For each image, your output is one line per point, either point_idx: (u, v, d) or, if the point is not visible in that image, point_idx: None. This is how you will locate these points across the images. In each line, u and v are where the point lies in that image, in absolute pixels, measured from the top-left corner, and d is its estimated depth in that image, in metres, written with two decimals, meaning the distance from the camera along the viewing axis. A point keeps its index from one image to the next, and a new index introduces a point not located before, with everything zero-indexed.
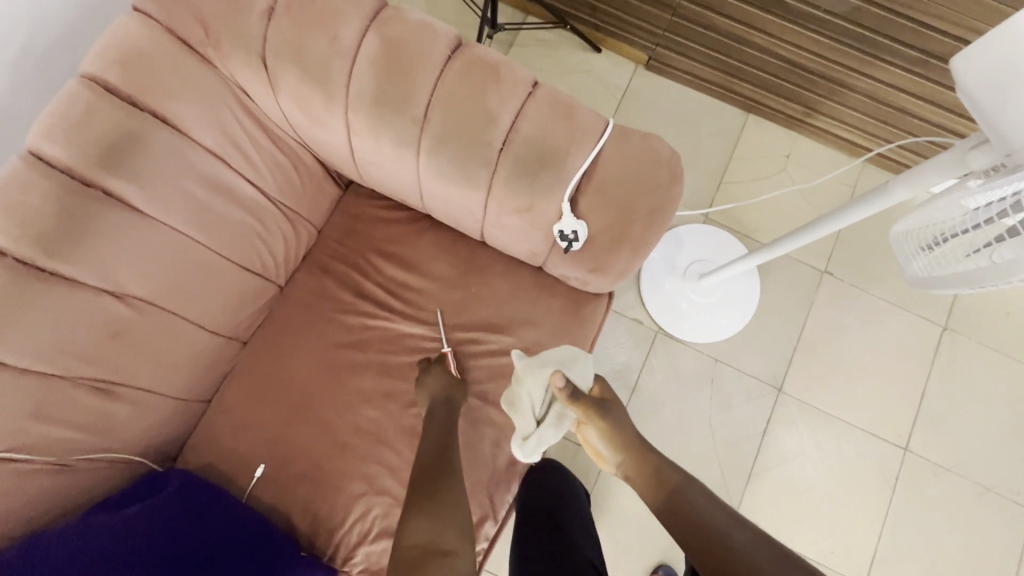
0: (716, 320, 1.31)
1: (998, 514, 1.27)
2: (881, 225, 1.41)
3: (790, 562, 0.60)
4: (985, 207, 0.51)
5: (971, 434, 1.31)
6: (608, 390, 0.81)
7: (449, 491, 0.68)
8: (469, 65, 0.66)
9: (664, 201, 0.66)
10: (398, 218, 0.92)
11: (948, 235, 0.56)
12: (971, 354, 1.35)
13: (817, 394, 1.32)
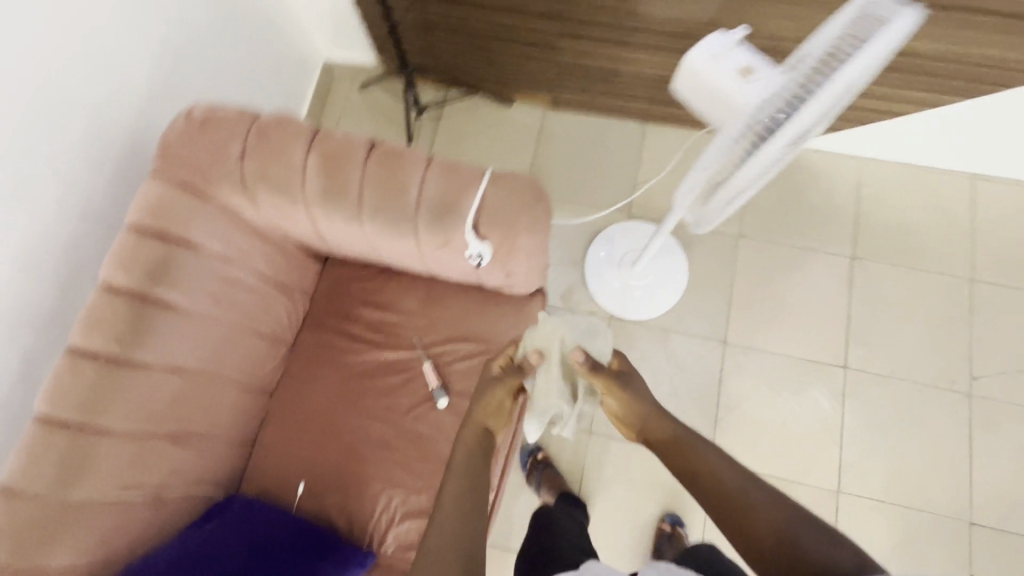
0: (656, 296, 1.54)
1: (936, 403, 1.46)
2: (778, 185, 1.65)
3: (804, 518, 0.68)
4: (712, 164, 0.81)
5: (898, 340, 1.51)
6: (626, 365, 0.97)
7: (470, 502, 0.78)
8: (383, 156, 0.94)
9: (537, 215, 0.92)
10: (368, 273, 1.18)
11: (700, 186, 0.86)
12: (882, 273, 1.57)
13: (759, 338, 1.53)
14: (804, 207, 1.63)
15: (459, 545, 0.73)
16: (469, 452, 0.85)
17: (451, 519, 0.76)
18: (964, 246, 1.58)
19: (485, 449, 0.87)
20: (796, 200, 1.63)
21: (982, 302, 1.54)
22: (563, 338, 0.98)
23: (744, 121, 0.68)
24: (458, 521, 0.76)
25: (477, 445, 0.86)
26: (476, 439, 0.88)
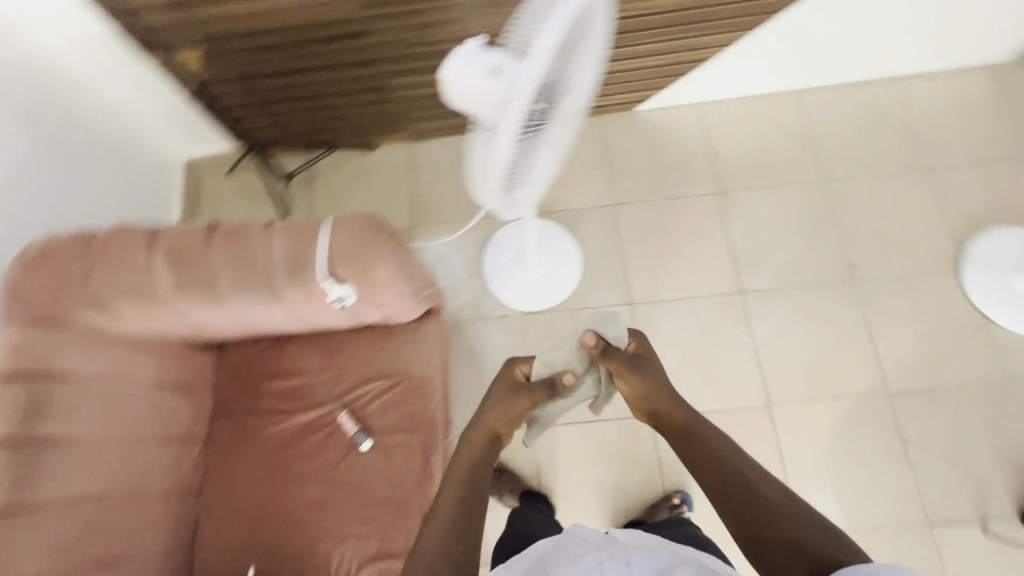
0: (557, 282, 1.62)
1: (828, 298, 1.59)
2: (635, 150, 1.78)
3: (815, 523, 0.68)
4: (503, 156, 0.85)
5: (780, 253, 1.64)
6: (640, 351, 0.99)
7: (474, 494, 0.75)
8: (222, 235, 0.99)
9: (381, 244, 0.99)
10: (263, 346, 1.21)
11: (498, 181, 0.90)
12: (748, 199, 1.71)
13: (661, 290, 1.63)
14: (664, 163, 1.76)
15: (455, 551, 0.68)
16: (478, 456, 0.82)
17: (450, 518, 0.72)
18: (810, 156, 1.74)
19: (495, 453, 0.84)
20: (654, 158, 1.77)
21: (840, 200, 1.68)
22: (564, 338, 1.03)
23: (485, 120, 0.79)
24: (452, 520, 0.71)
25: (486, 448, 0.83)
26: (485, 443, 0.85)
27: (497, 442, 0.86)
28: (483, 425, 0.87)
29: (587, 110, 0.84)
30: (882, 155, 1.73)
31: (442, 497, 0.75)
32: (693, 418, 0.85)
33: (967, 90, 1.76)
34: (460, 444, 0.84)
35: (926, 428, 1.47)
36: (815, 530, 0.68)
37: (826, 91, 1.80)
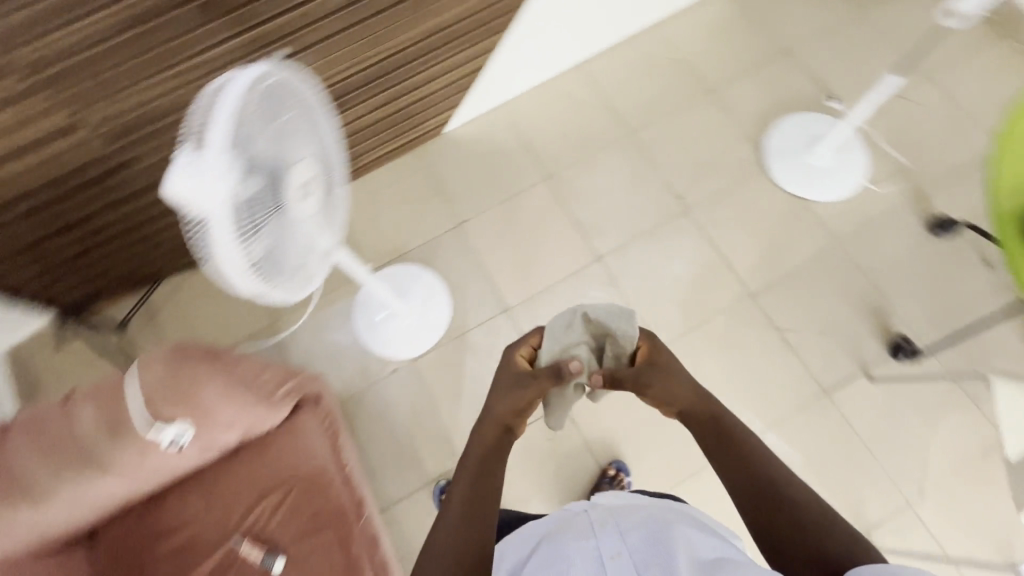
0: (432, 318, 1.63)
1: (669, 236, 1.74)
2: (461, 169, 1.84)
3: (830, 524, 0.70)
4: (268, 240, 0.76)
5: (617, 213, 1.77)
6: (657, 351, 0.98)
7: (479, 493, 0.76)
8: (26, 426, 0.95)
9: (195, 369, 0.98)
10: (134, 515, 1.11)
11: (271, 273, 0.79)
12: (574, 176, 1.82)
13: (530, 286, 1.71)
14: (491, 171, 1.84)
15: (467, 549, 0.71)
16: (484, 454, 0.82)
17: (457, 513, 0.74)
18: (612, 116, 1.88)
19: (503, 452, 0.84)
20: (480, 170, 1.84)
21: (649, 147, 1.84)
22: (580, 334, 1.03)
23: (194, 229, 0.69)
24: (465, 509, 0.74)
25: (495, 443, 0.84)
26: (496, 435, 0.87)
27: (507, 436, 0.87)
28: (494, 418, 0.88)
29: (283, 149, 0.76)
30: (670, 92, 1.90)
31: (456, 489, 0.78)
32: (720, 413, 0.85)
33: (714, 13, 1.97)
34: (473, 435, 0.86)
35: (792, 311, 1.63)
36: (845, 543, 0.68)
37: (603, 55, 1.95)
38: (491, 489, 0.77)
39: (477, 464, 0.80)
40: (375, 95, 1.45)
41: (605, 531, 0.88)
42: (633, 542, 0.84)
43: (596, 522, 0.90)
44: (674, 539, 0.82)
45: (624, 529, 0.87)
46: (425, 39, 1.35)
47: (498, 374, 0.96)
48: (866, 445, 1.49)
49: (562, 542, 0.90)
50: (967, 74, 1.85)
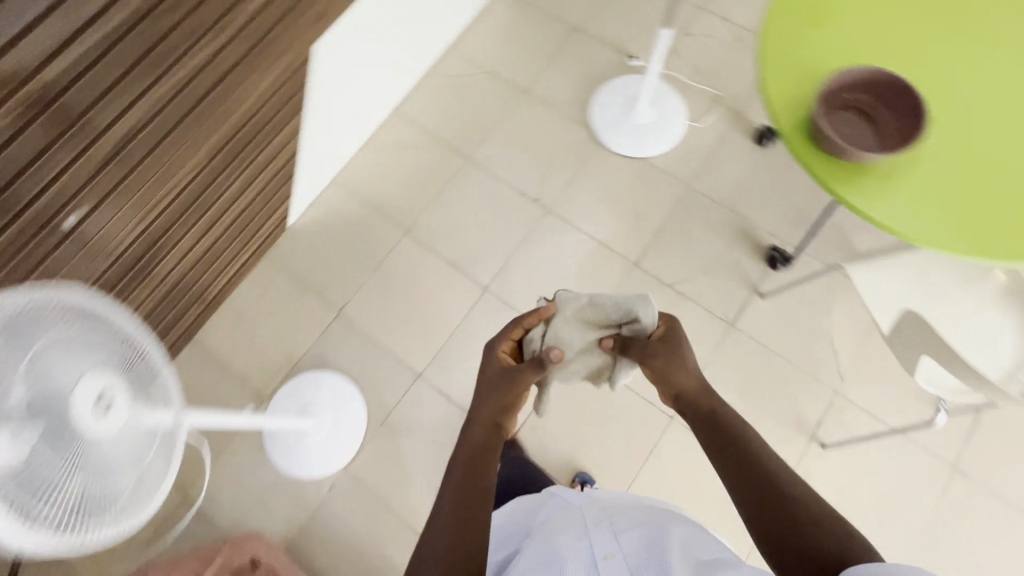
0: (348, 416, 1.56)
1: (541, 240, 1.77)
2: (319, 256, 1.78)
3: (819, 512, 0.76)
4: (48, 485, 0.57)
5: (485, 238, 1.78)
6: (671, 327, 1.05)
7: (473, 491, 0.79)
8: None
9: None
10: None
11: (72, 520, 0.59)
12: (433, 219, 1.80)
13: (432, 342, 1.67)
14: (349, 245, 1.78)
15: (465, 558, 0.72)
16: (473, 455, 0.85)
17: (450, 519, 0.76)
18: (444, 147, 1.88)
19: (494, 447, 0.87)
20: (339, 249, 1.78)
21: (490, 165, 1.86)
22: (588, 320, 1.10)
23: None
24: (455, 515, 0.76)
25: (480, 441, 0.87)
26: (484, 435, 0.89)
27: (496, 434, 0.90)
28: (480, 420, 0.91)
29: (24, 368, 0.56)
30: (488, 106, 1.92)
31: (442, 501, 0.79)
32: (720, 411, 0.92)
33: (499, 18, 2.02)
34: (461, 439, 0.89)
35: (672, 263, 1.70)
36: (836, 538, 0.73)
37: (413, 93, 1.94)
38: (487, 480, 0.81)
39: (464, 470, 0.82)
40: (195, 224, 1.39)
41: (599, 531, 0.87)
42: (624, 546, 0.83)
43: (592, 522, 0.90)
44: (667, 541, 0.82)
45: (617, 531, 0.87)
46: (217, 155, 1.31)
47: (483, 369, 1.00)
48: (780, 355, 1.58)
49: (558, 540, 0.89)
50: None
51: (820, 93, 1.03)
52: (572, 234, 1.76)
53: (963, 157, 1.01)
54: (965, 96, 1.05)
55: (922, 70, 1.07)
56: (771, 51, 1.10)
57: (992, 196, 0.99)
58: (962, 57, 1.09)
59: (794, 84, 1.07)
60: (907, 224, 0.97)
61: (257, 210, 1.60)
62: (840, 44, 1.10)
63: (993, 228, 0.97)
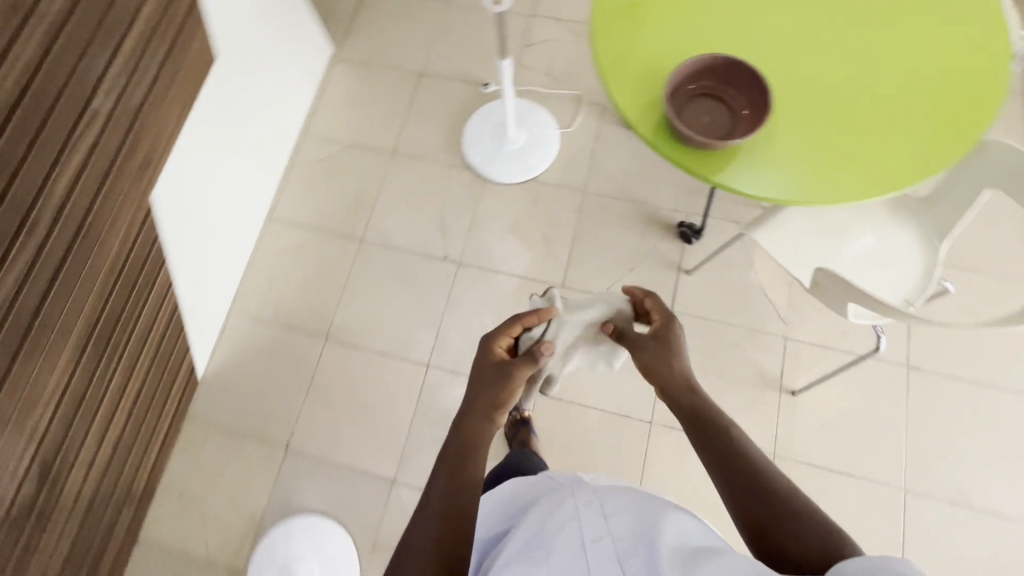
0: (334, 556, 1.46)
1: (464, 295, 1.71)
2: (244, 397, 1.63)
3: (804, 519, 0.77)
4: None
5: (409, 313, 1.69)
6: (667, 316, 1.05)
7: (462, 485, 0.80)
8: None
9: None
10: None
11: None
12: (348, 313, 1.70)
13: (394, 440, 1.58)
14: (272, 374, 1.65)
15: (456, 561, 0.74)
16: (463, 446, 0.86)
17: (441, 518, 0.77)
18: (334, 237, 1.78)
19: (483, 438, 0.88)
20: (263, 382, 1.65)
21: (386, 238, 1.78)
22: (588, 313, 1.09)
23: None
24: (444, 510, 0.78)
25: (468, 430, 0.88)
26: (475, 425, 0.89)
27: (488, 424, 0.90)
28: (471, 409, 0.92)
29: None
30: (363, 179, 1.84)
31: (433, 493, 0.81)
32: (708, 407, 0.92)
33: (341, 89, 1.94)
34: (455, 427, 0.90)
35: (596, 271, 1.69)
36: (818, 537, 0.74)
37: (281, 193, 1.83)
38: (474, 462, 0.83)
39: (454, 463, 0.83)
40: (89, 429, 1.23)
41: (587, 510, 0.77)
42: (613, 528, 0.73)
43: (581, 500, 0.80)
44: (659, 526, 0.71)
45: (607, 510, 0.77)
46: (86, 349, 1.16)
47: (476, 365, 0.99)
48: (725, 323, 1.60)
49: (543, 523, 0.80)
50: None
51: (666, 88, 1.02)
52: (492, 278, 1.71)
53: (814, 108, 1.04)
54: (797, 48, 1.08)
55: (750, 36, 1.09)
56: (607, 61, 1.10)
57: (851, 137, 1.02)
58: (783, 10, 1.11)
59: (640, 87, 1.08)
60: (786, 191, 0.99)
61: (167, 368, 1.49)
62: (669, 34, 1.10)
63: (861, 168, 1.00)
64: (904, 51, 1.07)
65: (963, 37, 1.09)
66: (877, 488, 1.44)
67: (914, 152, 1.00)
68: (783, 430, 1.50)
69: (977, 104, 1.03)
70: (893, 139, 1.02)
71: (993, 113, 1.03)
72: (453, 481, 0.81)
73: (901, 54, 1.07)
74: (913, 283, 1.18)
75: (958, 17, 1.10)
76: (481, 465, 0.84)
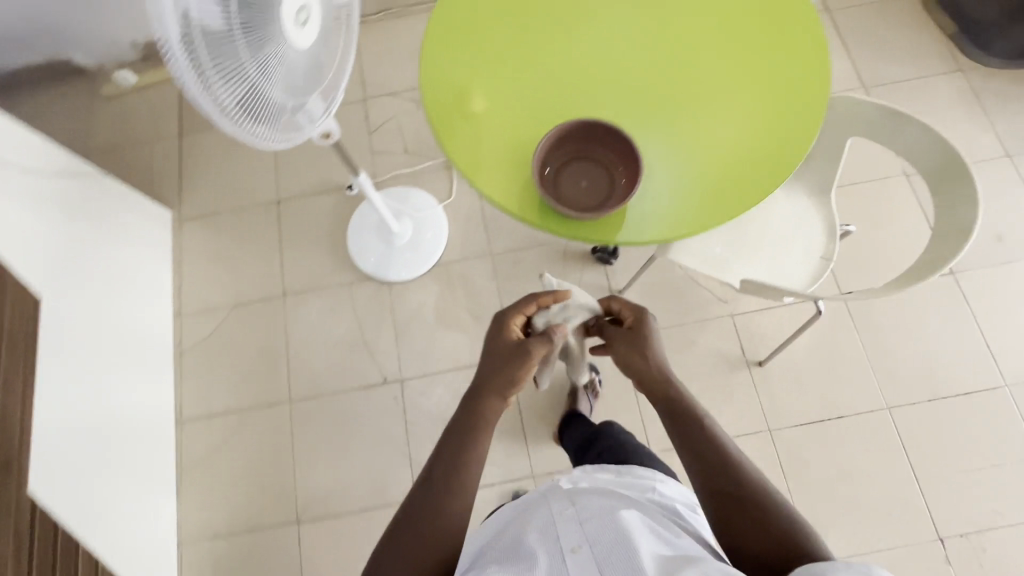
0: None
1: (420, 410, 1.60)
2: None
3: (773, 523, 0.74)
4: None
5: (373, 456, 1.56)
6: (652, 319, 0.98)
7: (455, 483, 0.82)
8: None
9: None
10: None
11: None
12: (310, 485, 1.54)
13: None
14: None
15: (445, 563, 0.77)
16: (462, 434, 0.87)
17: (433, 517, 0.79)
18: (259, 410, 1.61)
19: (484, 428, 0.88)
20: None
21: (316, 387, 1.63)
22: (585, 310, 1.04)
23: None
24: (438, 508, 0.80)
25: (467, 417, 0.89)
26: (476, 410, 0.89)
27: (495, 406, 0.91)
28: (479, 394, 0.91)
29: None
30: (263, 336, 1.68)
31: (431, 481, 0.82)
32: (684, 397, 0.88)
33: (200, 251, 1.76)
34: (463, 405, 0.91)
35: None
36: (778, 535, 0.73)
37: (181, 389, 1.64)
38: (462, 441, 0.86)
39: (455, 454, 0.85)
40: None
41: (564, 518, 0.78)
42: (590, 535, 0.74)
43: (556, 506, 0.81)
44: (633, 533, 0.74)
45: (584, 515, 0.78)
46: None
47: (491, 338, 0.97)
48: (674, 325, 1.60)
49: (520, 528, 0.81)
50: (378, 71, 1.94)
51: (534, 172, 0.97)
52: (442, 381, 1.62)
53: (674, 136, 1.04)
54: (636, 84, 1.08)
55: (590, 88, 1.07)
56: (466, 161, 1.04)
57: (719, 152, 1.03)
58: (607, 51, 1.10)
59: (509, 176, 1.03)
60: (683, 229, 1.00)
61: None
62: (513, 113, 1.06)
63: (740, 179, 1.02)
64: (729, 49, 1.09)
65: (773, 15, 1.12)
66: (865, 418, 1.50)
67: (777, 143, 1.03)
68: (767, 403, 1.53)
69: (812, 75, 1.07)
70: (755, 138, 1.04)
71: (829, 79, 1.07)
72: (446, 463, 0.84)
73: (731, 56, 1.09)
74: (821, 242, 1.23)
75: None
76: (476, 464, 0.85)
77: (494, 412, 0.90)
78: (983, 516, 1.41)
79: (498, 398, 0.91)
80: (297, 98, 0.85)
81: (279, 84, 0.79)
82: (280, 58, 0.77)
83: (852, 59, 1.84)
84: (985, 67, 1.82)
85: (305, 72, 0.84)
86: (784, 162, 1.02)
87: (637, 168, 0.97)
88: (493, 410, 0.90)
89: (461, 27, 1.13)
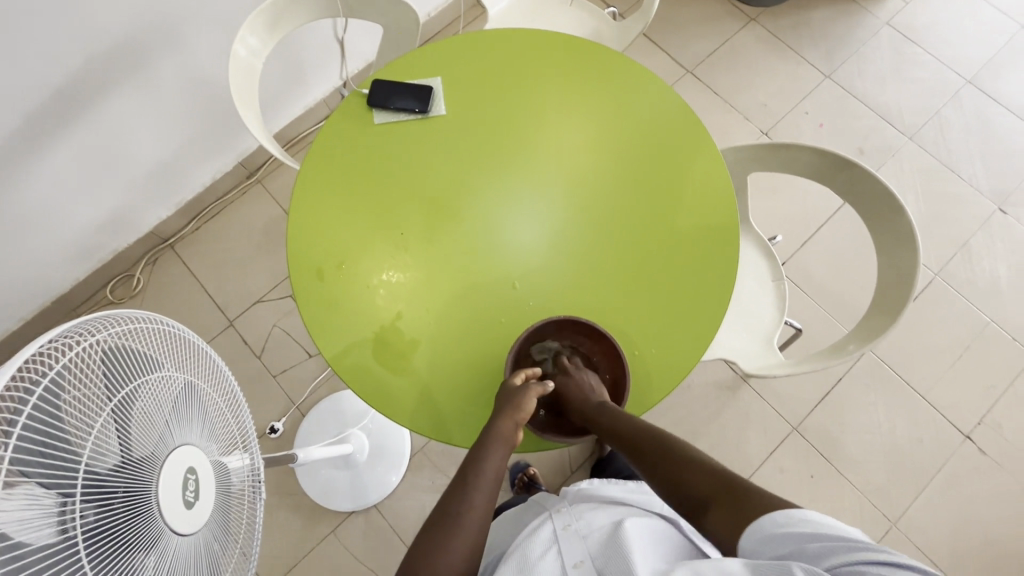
0: None
1: None
2: None
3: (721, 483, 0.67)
4: None
5: None
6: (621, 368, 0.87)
7: (455, 543, 0.71)
8: None
9: None
10: None
11: None
12: None
13: None
14: None
15: None
16: (461, 491, 0.75)
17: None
18: None
19: (484, 472, 0.76)
20: None
21: None
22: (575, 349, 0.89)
23: None
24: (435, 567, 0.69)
25: (462, 471, 0.77)
26: (473, 459, 0.77)
27: (496, 445, 0.78)
28: (484, 440, 0.78)
29: None
30: None
31: (420, 544, 0.72)
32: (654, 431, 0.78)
33: None
34: (467, 454, 0.78)
35: (544, 456, 1.52)
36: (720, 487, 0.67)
37: None
38: (476, 452, 0.77)
39: (458, 506, 0.73)
40: None
41: (566, 535, 0.79)
42: (591, 548, 0.76)
43: (558, 522, 0.82)
44: (632, 537, 0.74)
45: (588, 530, 0.79)
46: None
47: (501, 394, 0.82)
48: None
49: (520, 542, 0.81)
50: (228, 285, 1.66)
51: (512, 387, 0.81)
52: None
53: (608, 242, 1.01)
54: (549, 242, 1.00)
55: (507, 267, 0.99)
56: (429, 425, 0.93)
57: (655, 235, 1.01)
58: (488, 203, 1.01)
59: (478, 416, 0.93)
60: (682, 365, 0.96)
61: None
62: (449, 347, 0.95)
63: (700, 291, 0.99)
64: (614, 165, 1.05)
65: (594, 77, 1.10)
66: (859, 369, 1.57)
67: (711, 238, 1.01)
68: (779, 405, 1.55)
69: (691, 139, 1.06)
70: (671, 194, 1.03)
71: (718, 153, 1.06)
72: (457, 494, 0.75)
73: (591, 132, 1.06)
74: (765, 265, 1.23)
75: (566, 63, 1.11)
76: (478, 503, 0.74)
77: (506, 430, 0.79)
78: (984, 397, 1.55)
79: (508, 417, 0.79)
80: (223, 547, 0.65)
81: (201, 566, 0.60)
82: (183, 553, 0.57)
83: (665, 52, 1.89)
84: (768, 9, 1.95)
85: (218, 515, 0.65)
86: (729, 257, 1.00)
87: (600, 350, 0.89)
88: (506, 431, 0.79)
89: (333, 276, 0.97)
